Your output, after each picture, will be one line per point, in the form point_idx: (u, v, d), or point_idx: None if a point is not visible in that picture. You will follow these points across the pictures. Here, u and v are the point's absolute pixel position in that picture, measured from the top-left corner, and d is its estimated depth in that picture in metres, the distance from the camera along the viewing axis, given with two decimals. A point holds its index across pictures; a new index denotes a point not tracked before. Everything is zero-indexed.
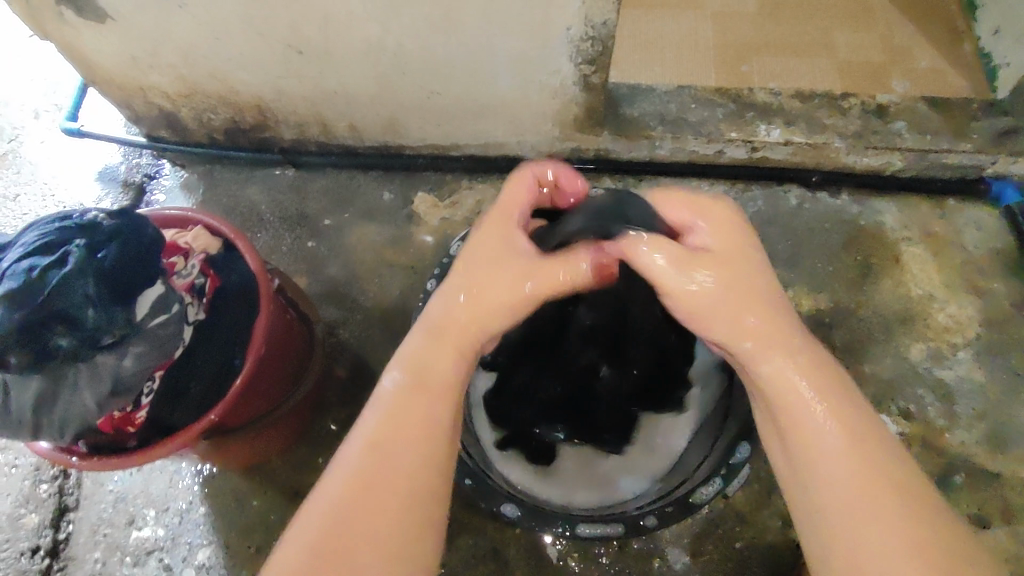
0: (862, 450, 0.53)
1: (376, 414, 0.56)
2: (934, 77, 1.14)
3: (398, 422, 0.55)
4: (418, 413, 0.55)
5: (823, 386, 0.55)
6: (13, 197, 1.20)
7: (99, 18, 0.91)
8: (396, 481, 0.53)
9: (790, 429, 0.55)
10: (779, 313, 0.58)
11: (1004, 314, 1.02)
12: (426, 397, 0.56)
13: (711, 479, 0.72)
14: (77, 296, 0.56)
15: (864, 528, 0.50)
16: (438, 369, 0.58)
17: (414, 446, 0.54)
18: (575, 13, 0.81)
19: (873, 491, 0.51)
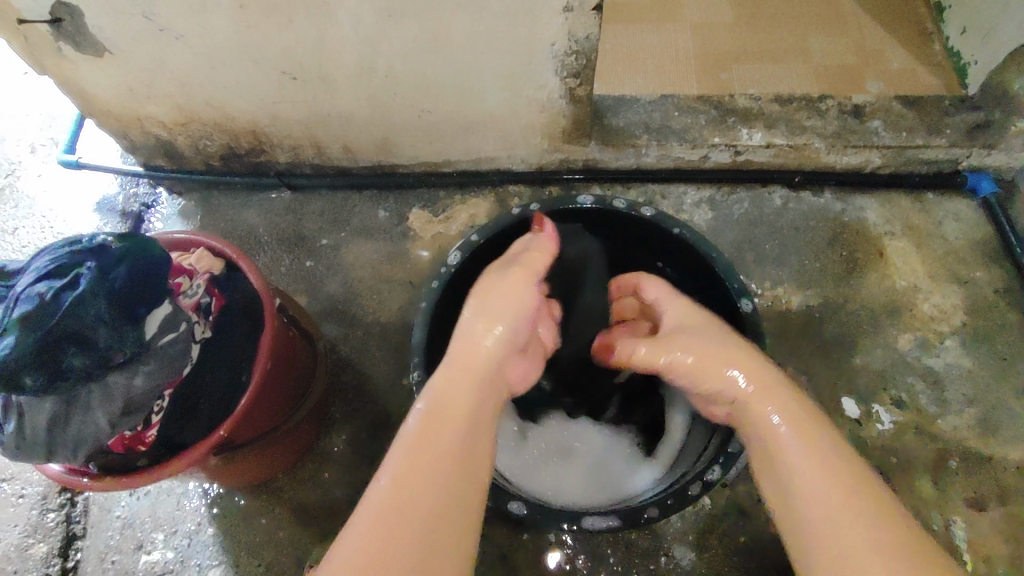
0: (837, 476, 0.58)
1: (400, 446, 0.59)
2: (906, 77, 1.18)
3: (423, 462, 0.58)
4: (429, 444, 0.59)
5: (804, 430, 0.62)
6: (12, 231, 1.22)
7: (97, 52, 0.93)
8: (416, 510, 0.54)
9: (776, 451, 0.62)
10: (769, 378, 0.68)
11: (988, 302, 1.05)
12: (442, 427, 0.61)
13: (710, 466, 0.74)
14: (91, 317, 0.58)
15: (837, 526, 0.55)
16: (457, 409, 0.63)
17: (432, 477, 0.57)
18: (558, 29, 0.85)
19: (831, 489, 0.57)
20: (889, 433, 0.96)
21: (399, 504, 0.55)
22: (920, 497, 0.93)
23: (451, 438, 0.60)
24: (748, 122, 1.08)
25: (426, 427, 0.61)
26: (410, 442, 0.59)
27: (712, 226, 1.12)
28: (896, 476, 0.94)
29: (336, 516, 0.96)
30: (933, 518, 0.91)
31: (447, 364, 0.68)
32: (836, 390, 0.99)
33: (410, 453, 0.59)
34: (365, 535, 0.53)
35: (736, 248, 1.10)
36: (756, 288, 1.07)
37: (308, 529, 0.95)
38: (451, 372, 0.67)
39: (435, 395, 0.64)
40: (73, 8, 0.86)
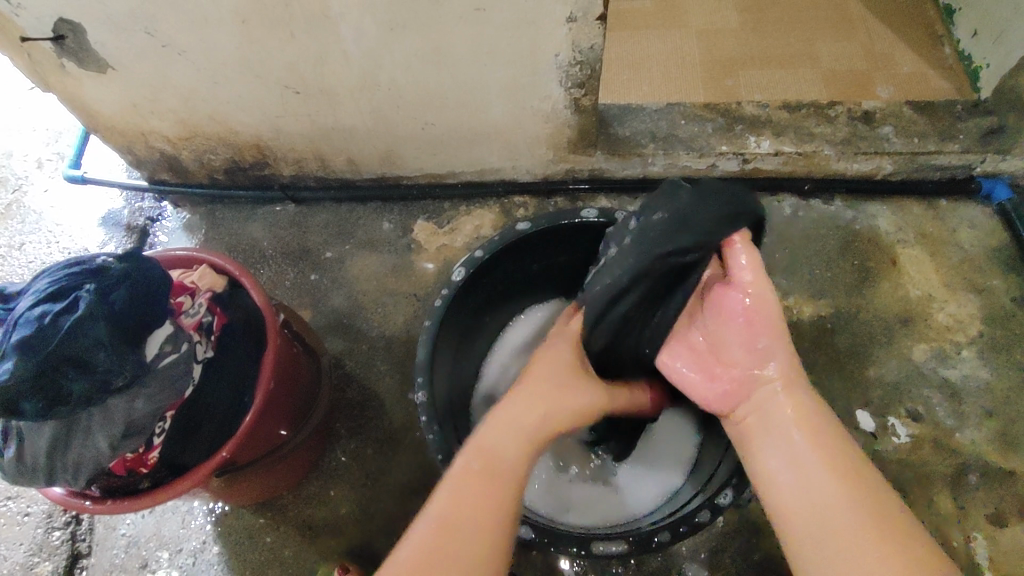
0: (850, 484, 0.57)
1: (451, 494, 0.58)
2: (917, 82, 1.16)
3: (468, 516, 0.56)
4: (481, 497, 0.58)
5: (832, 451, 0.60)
6: (19, 246, 1.22)
7: (100, 69, 0.93)
8: (461, 564, 0.53)
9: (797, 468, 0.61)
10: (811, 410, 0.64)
11: (1006, 310, 1.03)
12: (485, 482, 0.59)
13: (725, 489, 0.73)
14: (90, 340, 0.58)
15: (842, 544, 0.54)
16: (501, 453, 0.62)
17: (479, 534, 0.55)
18: (562, 39, 0.84)
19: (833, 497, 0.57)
20: (905, 447, 0.94)
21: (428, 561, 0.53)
22: (939, 513, 0.90)
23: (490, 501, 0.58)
24: (756, 130, 1.06)
25: (478, 479, 0.59)
26: (461, 492, 0.58)
27: None
28: (913, 491, 0.92)
29: (342, 534, 0.95)
30: (952, 535, 0.89)
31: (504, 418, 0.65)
32: (850, 403, 0.97)
33: (454, 500, 0.57)
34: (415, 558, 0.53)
35: None
36: None
37: (314, 548, 0.94)
38: (497, 421, 0.64)
39: (486, 449, 0.62)
40: (76, 25, 0.86)
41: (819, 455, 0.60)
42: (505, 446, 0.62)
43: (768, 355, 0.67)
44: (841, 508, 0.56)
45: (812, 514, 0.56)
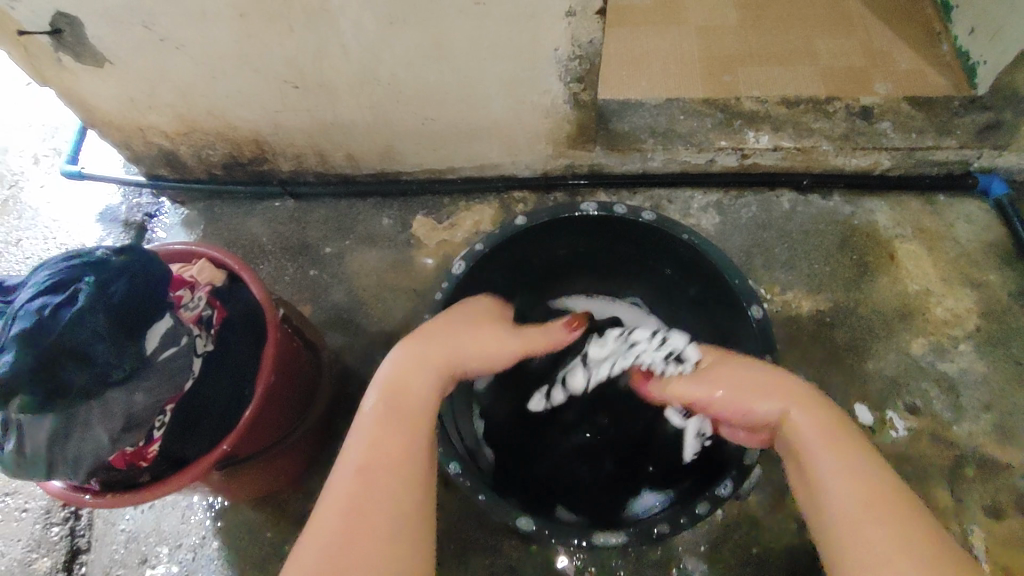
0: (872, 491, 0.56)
1: (367, 433, 0.59)
2: (915, 78, 1.16)
3: (382, 451, 0.58)
4: (391, 430, 0.60)
5: (834, 439, 0.60)
6: (16, 242, 1.21)
7: (98, 63, 0.93)
8: (386, 496, 0.55)
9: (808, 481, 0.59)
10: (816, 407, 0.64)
11: (1003, 305, 1.03)
12: (397, 418, 0.61)
13: (726, 480, 0.73)
14: (89, 333, 0.58)
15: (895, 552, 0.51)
16: (410, 386, 0.64)
17: (395, 469, 0.57)
18: (562, 34, 0.84)
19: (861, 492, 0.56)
20: (903, 440, 0.95)
21: (364, 498, 0.54)
22: (936, 506, 0.91)
23: (405, 433, 0.60)
24: (755, 126, 1.07)
25: (387, 419, 0.61)
26: (374, 429, 0.60)
27: (719, 230, 1.11)
28: (911, 485, 0.92)
29: None
30: (950, 527, 0.90)
31: (407, 350, 0.67)
32: (849, 397, 0.97)
33: (371, 436, 0.59)
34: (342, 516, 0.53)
35: (745, 253, 1.08)
36: (766, 293, 1.05)
37: None
38: (410, 355, 0.67)
39: (395, 384, 0.64)
40: (73, 19, 0.86)
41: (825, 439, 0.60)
42: (416, 381, 0.65)
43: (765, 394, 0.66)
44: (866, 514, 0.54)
45: (856, 523, 0.54)
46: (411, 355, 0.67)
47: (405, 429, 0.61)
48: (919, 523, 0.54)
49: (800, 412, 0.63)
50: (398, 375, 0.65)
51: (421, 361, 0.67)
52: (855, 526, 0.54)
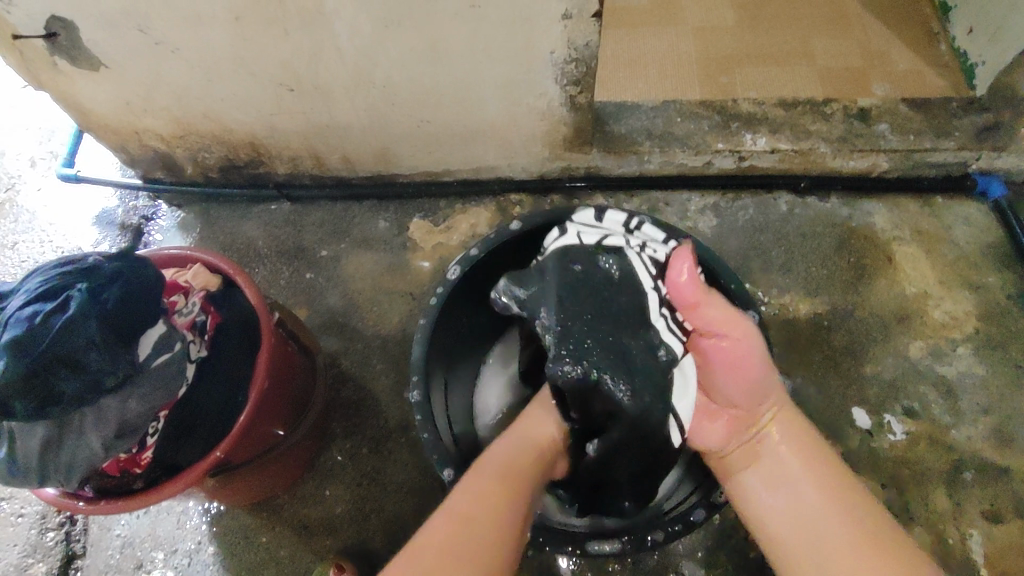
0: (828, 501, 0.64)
1: (475, 487, 0.65)
2: (913, 79, 1.15)
3: (484, 507, 0.63)
4: (497, 491, 0.65)
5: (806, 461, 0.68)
6: (12, 246, 1.21)
7: (93, 67, 0.93)
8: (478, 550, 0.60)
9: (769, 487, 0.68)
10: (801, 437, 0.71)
11: (1001, 308, 1.03)
12: (505, 484, 0.66)
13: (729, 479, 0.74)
14: (81, 340, 0.58)
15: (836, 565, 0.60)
16: (521, 464, 0.70)
17: (487, 529, 0.61)
18: (557, 36, 0.83)
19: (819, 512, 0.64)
20: (901, 444, 0.94)
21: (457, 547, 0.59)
22: (934, 510, 0.91)
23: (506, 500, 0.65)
24: (752, 127, 1.06)
25: (500, 483, 0.66)
26: (481, 486, 0.65)
27: (716, 232, 1.10)
28: (909, 488, 0.92)
29: (338, 534, 0.94)
30: (947, 531, 0.90)
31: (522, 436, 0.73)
32: (847, 400, 0.97)
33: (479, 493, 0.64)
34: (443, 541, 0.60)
35: (742, 256, 1.08)
36: (763, 296, 1.05)
37: (310, 547, 0.94)
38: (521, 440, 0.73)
39: (505, 457, 0.70)
40: (68, 23, 0.85)
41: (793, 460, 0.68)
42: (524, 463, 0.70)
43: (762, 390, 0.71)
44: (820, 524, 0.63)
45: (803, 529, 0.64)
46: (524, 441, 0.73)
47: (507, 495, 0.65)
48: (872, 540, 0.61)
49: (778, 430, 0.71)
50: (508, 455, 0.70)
51: (531, 448, 0.72)
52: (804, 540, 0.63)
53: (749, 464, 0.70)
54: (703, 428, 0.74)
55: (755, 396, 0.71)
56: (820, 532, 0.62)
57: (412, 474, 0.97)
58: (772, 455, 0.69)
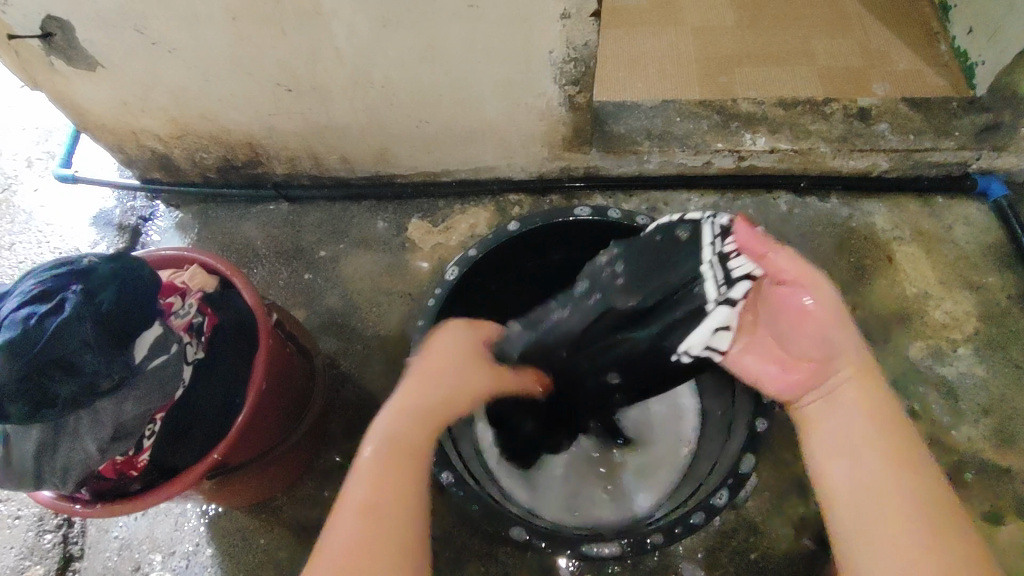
0: (900, 469, 0.54)
1: (359, 488, 0.54)
2: (913, 79, 1.15)
3: (374, 515, 0.53)
4: (378, 482, 0.54)
5: (885, 428, 0.56)
6: (9, 247, 1.20)
7: (89, 67, 0.92)
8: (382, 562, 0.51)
9: (836, 457, 0.57)
10: (877, 397, 0.58)
11: (1002, 308, 1.02)
12: (394, 472, 0.55)
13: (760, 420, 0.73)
14: (76, 343, 0.57)
15: (886, 556, 0.51)
16: (405, 437, 0.58)
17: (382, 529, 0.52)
18: (556, 36, 0.83)
19: (901, 496, 0.53)
20: None
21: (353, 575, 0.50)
22: None
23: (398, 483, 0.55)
24: (752, 127, 1.06)
25: (380, 467, 0.55)
26: (368, 482, 0.54)
27: None
28: None
29: None
30: None
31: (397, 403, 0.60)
32: None
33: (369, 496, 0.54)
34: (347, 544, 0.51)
35: None
36: None
37: (309, 549, 0.94)
38: (396, 407, 0.60)
39: (383, 438, 0.58)
40: (63, 22, 0.85)
41: (868, 433, 0.56)
42: (410, 433, 0.58)
43: (835, 345, 0.59)
44: (901, 508, 0.52)
45: (860, 510, 0.54)
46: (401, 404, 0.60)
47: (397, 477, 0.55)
48: (956, 534, 0.51)
49: (852, 385, 0.59)
50: (389, 427, 0.58)
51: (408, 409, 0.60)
52: (867, 522, 0.53)
53: (824, 424, 0.59)
54: (754, 366, 0.64)
55: (829, 349, 0.59)
56: (886, 505, 0.53)
57: None
58: (834, 415, 0.58)
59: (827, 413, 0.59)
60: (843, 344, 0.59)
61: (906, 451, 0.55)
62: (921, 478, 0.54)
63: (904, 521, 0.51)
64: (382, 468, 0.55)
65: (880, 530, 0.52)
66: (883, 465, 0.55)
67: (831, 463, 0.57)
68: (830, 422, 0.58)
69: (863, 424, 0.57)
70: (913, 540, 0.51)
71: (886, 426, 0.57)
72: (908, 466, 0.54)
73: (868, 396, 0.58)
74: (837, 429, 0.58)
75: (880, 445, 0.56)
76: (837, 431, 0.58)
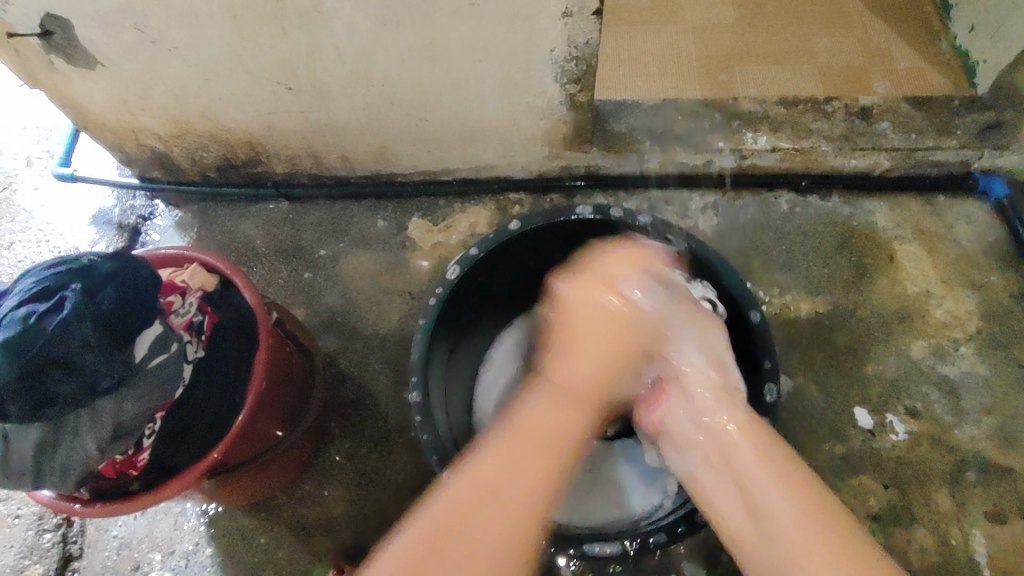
0: (805, 510, 0.57)
1: (467, 479, 0.59)
2: (914, 77, 1.15)
3: (465, 516, 0.57)
4: (498, 484, 0.59)
5: (777, 466, 0.61)
6: (8, 246, 1.20)
7: (89, 65, 0.92)
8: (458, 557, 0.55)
9: (736, 478, 0.62)
10: (769, 448, 0.63)
11: (1003, 307, 1.02)
12: (487, 485, 0.59)
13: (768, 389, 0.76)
14: (76, 341, 0.57)
15: (809, 560, 0.54)
16: (539, 440, 0.63)
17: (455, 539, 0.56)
18: (557, 34, 0.82)
19: (804, 527, 0.56)
20: (903, 444, 0.94)
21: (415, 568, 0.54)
22: (937, 511, 0.90)
23: (496, 500, 0.58)
24: (753, 126, 1.06)
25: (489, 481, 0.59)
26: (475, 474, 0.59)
27: (717, 231, 1.10)
28: (912, 489, 0.91)
29: (336, 536, 0.94)
30: (950, 532, 0.89)
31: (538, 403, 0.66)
32: (849, 401, 0.97)
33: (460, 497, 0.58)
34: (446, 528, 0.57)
35: (743, 255, 1.07)
36: (764, 296, 1.04)
37: (309, 549, 0.93)
38: (532, 423, 0.63)
39: (495, 455, 0.60)
40: (63, 21, 0.84)
41: (768, 465, 0.61)
42: (535, 456, 0.61)
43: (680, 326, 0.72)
44: (797, 533, 0.55)
45: (777, 539, 0.56)
46: (548, 397, 0.66)
47: (495, 489, 0.59)
48: (845, 545, 0.54)
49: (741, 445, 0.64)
50: (517, 443, 0.61)
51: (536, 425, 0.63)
52: (788, 548, 0.55)
53: (727, 429, 0.66)
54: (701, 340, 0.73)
55: (654, 334, 0.71)
56: (781, 541, 0.56)
57: (411, 475, 0.96)
58: (695, 412, 0.70)
59: (706, 430, 0.67)
60: (659, 345, 0.72)
61: (798, 480, 0.60)
62: (800, 484, 0.59)
63: (812, 526, 0.56)
64: (457, 493, 0.58)
65: (796, 537, 0.55)
66: (799, 502, 0.57)
67: (722, 495, 0.63)
68: (733, 463, 0.63)
69: (750, 453, 0.62)
70: (821, 545, 0.54)
71: (751, 461, 0.62)
72: (793, 475, 0.60)
73: (747, 433, 0.65)
74: (734, 456, 0.63)
75: (772, 474, 0.60)
76: (738, 463, 0.63)
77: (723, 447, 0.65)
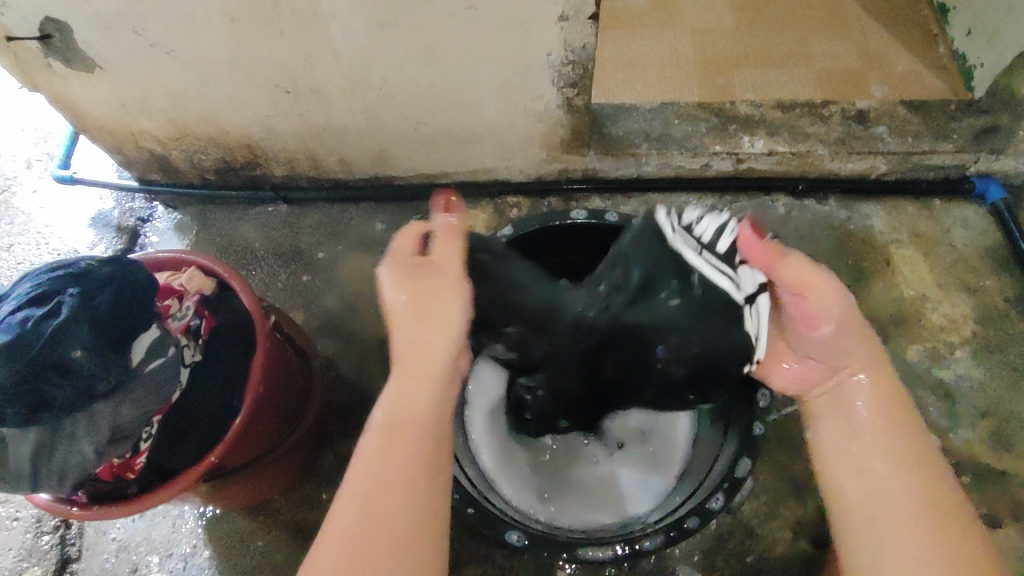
0: (912, 475, 0.58)
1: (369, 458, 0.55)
2: (912, 82, 1.15)
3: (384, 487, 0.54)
4: (391, 498, 0.53)
5: (895, 432, 0.60)
6: (8, 248, 1.20)
7: (88, 68, 0.92)
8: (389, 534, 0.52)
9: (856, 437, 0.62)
10: (892, 406, 0.62)
11: (999, 310, 1.03)
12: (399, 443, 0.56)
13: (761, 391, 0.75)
14: (72, 346, 0.57)
15: (895, 528, 0.55)
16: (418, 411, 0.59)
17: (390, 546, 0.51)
18: (554, 39, 0.83)
19: (904, 497, 0.56)
20: None
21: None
22: None
23: (410, 451, 0.56)
24: (750, 130, 1.06)
25: (391, 434, 0.57)
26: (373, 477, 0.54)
27: None
28: None
29: None
30: None
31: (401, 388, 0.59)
32: None
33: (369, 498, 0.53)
34: (360, 524, 0.52)
35: None
36: None
37: (306, 552, 0.94)
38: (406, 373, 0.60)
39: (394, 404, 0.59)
40: (63, 24, 0.85)
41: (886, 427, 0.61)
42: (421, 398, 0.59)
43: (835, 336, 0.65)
44: (900, 494, 0.57)
45: (870, 495, 0.58)
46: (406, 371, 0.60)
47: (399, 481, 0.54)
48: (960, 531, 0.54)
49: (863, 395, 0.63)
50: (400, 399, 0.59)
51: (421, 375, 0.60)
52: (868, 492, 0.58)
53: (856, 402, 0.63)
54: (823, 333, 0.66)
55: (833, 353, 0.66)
56: (880, 494, 0.57)
57: None
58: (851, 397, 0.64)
59: (842, 399, 0.65)
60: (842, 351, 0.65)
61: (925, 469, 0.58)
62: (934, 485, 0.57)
63: (925, 523, 0.54)
64: (376, 444, 0.56)
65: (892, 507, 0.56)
66: (918, 489, 0.57)
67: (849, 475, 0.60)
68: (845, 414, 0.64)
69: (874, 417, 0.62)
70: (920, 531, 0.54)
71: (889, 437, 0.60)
72: (935, 485, 0.57)
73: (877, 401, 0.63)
74: (856, 432, 0.62)
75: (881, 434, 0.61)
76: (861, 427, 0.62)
77: (841, 400, 0.65)
